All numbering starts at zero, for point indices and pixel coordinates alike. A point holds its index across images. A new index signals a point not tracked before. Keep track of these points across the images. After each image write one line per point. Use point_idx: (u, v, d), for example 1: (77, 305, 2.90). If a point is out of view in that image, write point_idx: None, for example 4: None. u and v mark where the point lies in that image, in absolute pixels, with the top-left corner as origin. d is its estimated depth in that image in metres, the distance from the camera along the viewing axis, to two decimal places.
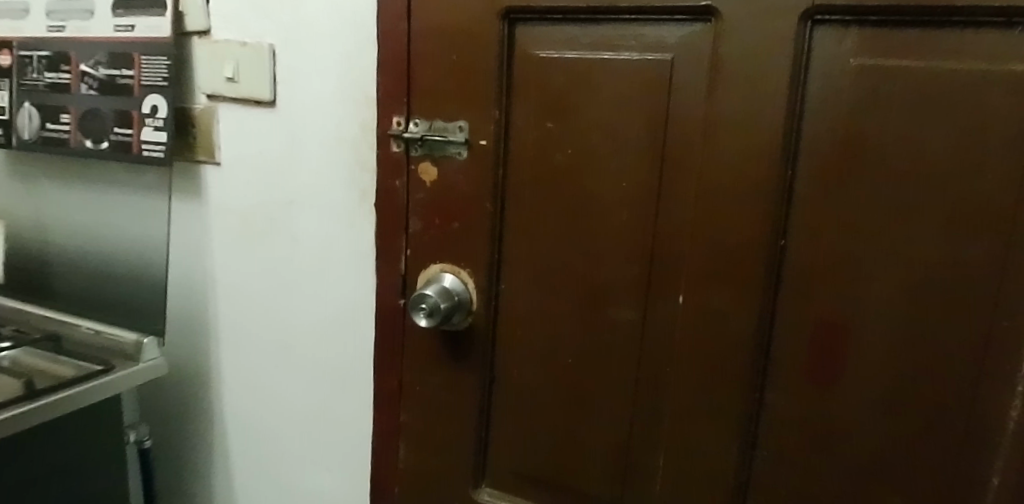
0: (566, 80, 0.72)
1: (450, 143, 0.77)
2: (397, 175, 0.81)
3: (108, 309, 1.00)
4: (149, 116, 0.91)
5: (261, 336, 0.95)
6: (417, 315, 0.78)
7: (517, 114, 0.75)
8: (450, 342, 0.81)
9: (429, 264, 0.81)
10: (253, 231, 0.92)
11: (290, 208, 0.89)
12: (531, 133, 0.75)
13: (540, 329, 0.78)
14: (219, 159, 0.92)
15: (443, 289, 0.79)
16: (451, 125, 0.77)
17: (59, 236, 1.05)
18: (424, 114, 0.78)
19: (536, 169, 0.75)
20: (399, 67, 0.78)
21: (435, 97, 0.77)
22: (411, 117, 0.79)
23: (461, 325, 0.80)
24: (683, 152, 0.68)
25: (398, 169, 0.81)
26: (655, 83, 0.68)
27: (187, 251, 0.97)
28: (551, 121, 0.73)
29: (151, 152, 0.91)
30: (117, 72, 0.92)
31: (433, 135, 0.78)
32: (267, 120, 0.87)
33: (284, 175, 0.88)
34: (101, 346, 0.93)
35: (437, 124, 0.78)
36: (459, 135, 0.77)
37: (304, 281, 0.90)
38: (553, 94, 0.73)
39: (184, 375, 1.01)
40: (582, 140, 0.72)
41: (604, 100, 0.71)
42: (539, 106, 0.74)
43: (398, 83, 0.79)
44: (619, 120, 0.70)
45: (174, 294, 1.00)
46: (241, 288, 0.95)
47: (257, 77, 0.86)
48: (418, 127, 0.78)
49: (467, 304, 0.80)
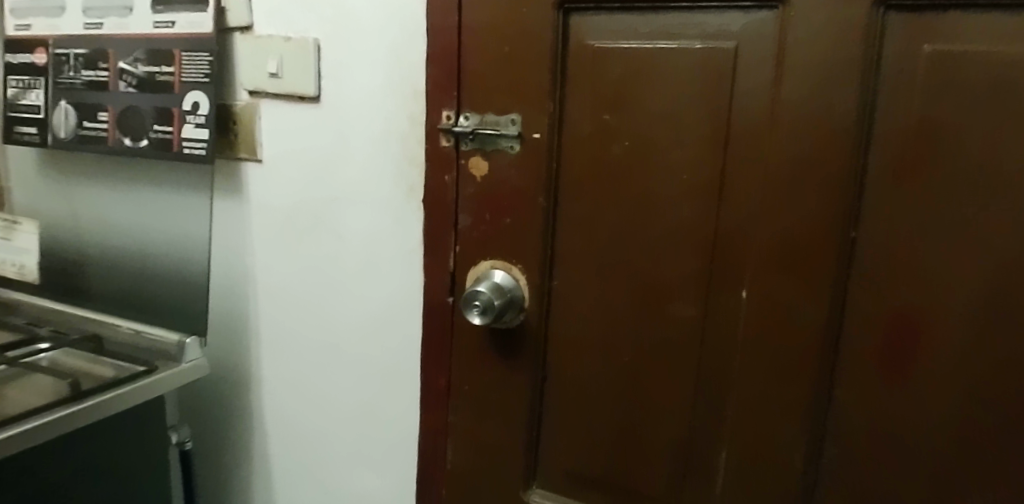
0: (623, 70, 0.70)
1: (502, 136, 0.75)
2: (447, 170, 0.79)
3: (146, 310, 0.99)
4: (190, 113, 0.89)
5: (304, 335, 0.94)
6: (470, 313, 0.75)
7: (572, 106, 0.73)
8: (501, 340, 0.79)
9: (479, 260, 0.79)
10: (296, 228, 0.91)
11: (335, 205, 0.87)
12: (586, 125, 0.73)
13: (595, 327, 0.76)
14: (262, 157, 0.90)
15: (495, 285, 0.76)
16: (503, 118, 0.75)
17: (97, 236, 1.04)
18: (474, 107, 0.76)
19: (591, 162, 0.73)
20: (447, 59, 0.76)
21: (486, 89, 0.75)
22: (461, 111, 0.77)
23: (513, 322, 0.78)
24: (747, 142, 0.66)
25: (446, 164, 0.79)
26: (718, 73, 0.66)
27: (227, 250, 0.96)
28: (608, 113, 0.71)
29: (191, 149, 0.90)
30: (157, 69, 0.91)
31: (485, 129, 0.75)
32: (311, 116, 0.86)
33: (330, 171, 0.87)
34: (141, 347, 0.92)
35: (488, 117, 0.75)
36: (512, 128, 0.75)
37: (349, 278, 0.89)
38: (609, 85, 0.71)
39: (223, 376, 1.00)
40: (641, 132, 0.70)
41: (663, 91, 0.68)
42: (594, 97, 0.72)
43: (447, 76, 0.77)
44: (679, 111, 0.68)
45: (215, 293, 0.99)
46: (284, 287, 0.93)
47: (301, 72, 0.84)
48: (469, 121, 0.76)
49: (519, 301, 0.77)
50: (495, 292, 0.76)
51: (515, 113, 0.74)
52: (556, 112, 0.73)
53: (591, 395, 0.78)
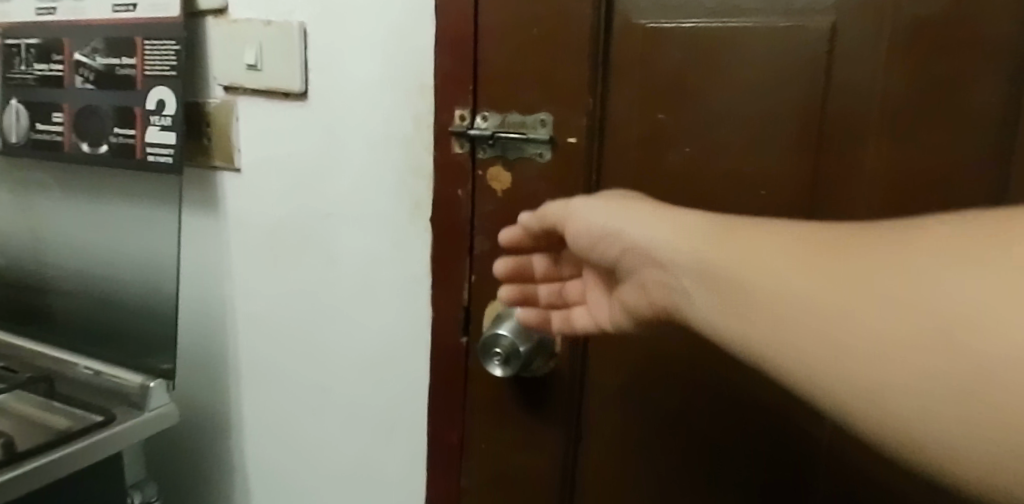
0: (682, 55, 0.54)
1: (529, 140, 0.60)
2: (460, 183, 0.64)
3: (110, 342, 0.85)
4: (155, 113, 0.75)
5: (292, 376, 0.79)
6: (489, 362, 0.60)
7: (615, 102, 0.58)
8: (526, 392, 0.64)
9: (501, 294, 0.64)
10: (280, 250, 0.76)
11: (326, 223, 0.73)
12: (634, 127, 0.57)
13: (641, 378, 0.60)
14: (240, 166, 0.76)
15: (521, 326, 0.59)
16: (531, 118, 0.60)
17: (58, 256, 0.90)
18: (494, 105, 0.61)
19: (640, 174, 0.57)
20: (461, 45, 0.61)
21: (509, 82, 0.60)
22: (478, 109, 0.62)
23: (543, 370, 0.62)
24: (849, 148, 0.50)
25: (459, 176, 0.64)
26: (812, 59, 0.50)
27: (201, 275, 0.82)
28: (663, 112, 0.55)
29: (156, 156, 0.75)
30: (117, 61, 0.77)
31: (508, 132, 0.60)
32: (297, 116, 0.71)
33: (319, 183, 0.72)
34: (99, 390, 0.78)
35: (511, 118, 0.60)
36: (541, 130, 0.59)
37: (342, 309, 0.74)
38: (665, 75, 0.55)
39: (199, 419, 0.86)
40: (707, 135, 0.54)
41: (736, 82, 0.52)
42: (645, 91, 0.56)
43: (461, 67, 0.62)
44: (759, 109, 0.52)
45: (188, 324, 0.84)
46: (266, 318, 0.79)
47: (284, 63, 0.70)
48: (486, 123, 0.62)
49: (551, 346, 0.62)
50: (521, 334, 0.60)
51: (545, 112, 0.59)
52: (597, 111, 0.58)
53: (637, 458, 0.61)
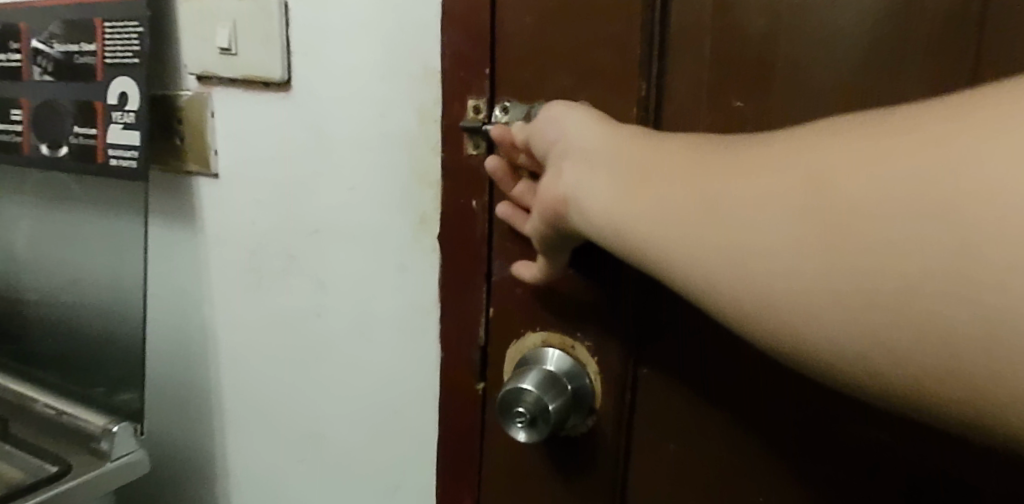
0: (771, 18, 0.38)
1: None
2: (474, 192, 0.50)
3: (81, 373, 0.74)
4: (116, 108, 0.63)
5: (279, 423, 0.67)
6: (509, 424, 0.44)
7: (673, 85, 0.42)
8: (558, 459, 0.50)
9: (524, 332, 0.50)
10: (263, 270, 0.64)
11: (313, 240, 0.60)
12: (700, 117, 0.41)
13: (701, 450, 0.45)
14: (216, 171, 0.64)
15: (548, 374, 0.46)
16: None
17: (28, 272, 0.80)
18: (515, 94, 0.47)
19: None
20: (473, 15, 0.47)
21: (534, 60, 0.45)
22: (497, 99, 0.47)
23: (579, 428, 0.47)
24: None
25: (473, 184, 0.50)
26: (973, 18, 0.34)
27: (178, 297, 0.70)
28: (741, 98, 0.39)
29: (120, 160, 0.64)
30: (76, 47, 0.65)
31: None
32: (278, 110, 0.59)
33: (304, 192, 0.59)
34: (59, 432, 0.67)
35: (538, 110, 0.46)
36: None
37: (332, 344, 0.61)
38: (749, 45, 0.39)
39: (179, 462, 0.74)
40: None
41: (854, 58, 0.36)
42: (716, 71, 0.40)
43: (473, 43, 0.48)
44: (886, 95, 0.36)
45: (166, 353, 0.73)
46: (250, 351, 0.67)
47: (263, 46, 0.57)
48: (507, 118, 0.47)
49: (590, 400, 0.47)
50: (550, 387, 0.45)
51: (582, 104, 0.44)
52: (650, 100, 0.42)
53: (735, 448, 0.43)
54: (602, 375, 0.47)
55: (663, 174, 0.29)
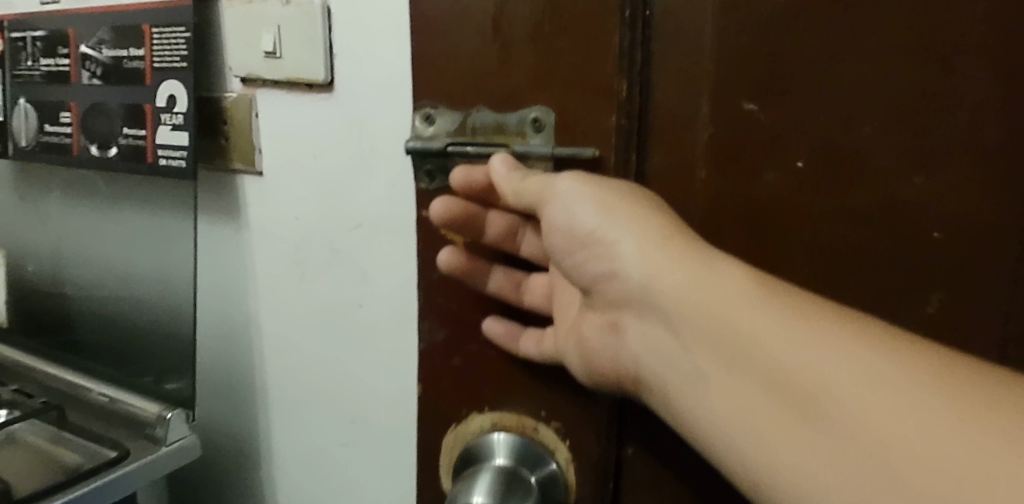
0: (826, 45, 0.36)
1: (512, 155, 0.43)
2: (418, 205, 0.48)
3: (131, 364, 0.78)
4: (165, 110, 0.66)
5: (327, 407, 0.70)
6: None
7: (666, 84, 0.40)
8: None
9: (471, 417, 0.49)
10: (308, 263, 0.67)
11: (356, 234, 0.62)
12: (699, 122, 0.40)
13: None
14: (261, 169, 0.67)
15: (504, 473, 0.45)
16: (506, 119, 0.43)
17: (77, 267, 0.84)
18: (455, 97, 0.45)
19: (721, 183, 0.40)
20: (432, 10, 0.44)
21: (489, 59, 0.43)
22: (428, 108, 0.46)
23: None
24: None
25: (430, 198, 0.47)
26: None
27: (224, 289, 0.73)
28: (754, 100, 0.38)
29: (168, 160, 0.67)
30: (124, 53, 0.68)
31: (472, 140, 0.44)
32: (321, 110, 0.61)
33: (346, 190, 0.61)
34: (114, 419, 0.71)
35: (472, 119, 0.44)
36: (531, 136, 0.43)
37: (375, 334, 0.64)
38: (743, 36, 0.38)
39: (227, 446, 0.78)
40: (796, 202, 0.38)
41: (897, 137, 0.35)
42: (727, 65, 0.38)
43: (438, 44, 0.44)
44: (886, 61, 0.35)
45: (213, 344, 0.76)
46: (294, 341, 0.70)
47: (304, 49, 0.59)
48: (441, 129, 0.45)
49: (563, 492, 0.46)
50: (512, 490, 0.44)
51: (523, 108, 0.43)
52: (636, 102, 0.41)
53: None
54: (574, 461, 0.46)
55: (747, 354, 0.30)
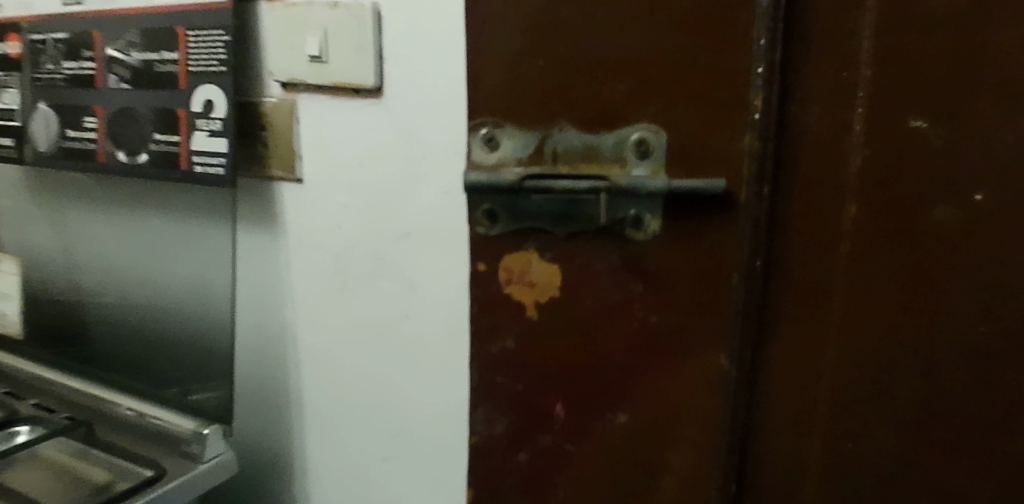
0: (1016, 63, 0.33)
1: (633, 208, 0.41)
2: (481, 258, 0.46)
3: (160, 377, 0.76)
4: (201, 116, 0.64)
5: (369, 422, 0.68)
6: None
7: (812, 101, 0.38)
8: None
9: None
10: (350, 273, 0.65)
11: (405, 244, 0.60)
12: (850, 140, 0.37)
13: None
14: (302, 177, 0.65)
15: None
16: (601, 142, 0.40)
17: (98, 276, 0.81)
18: (537, 118, 0.42)
19: (874, 209, 0.37)
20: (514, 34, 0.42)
21: (582, 76, 0.40)
22: (502, 134, 0.43)
23: None
24: None
25: (509, 236, 0.44)
26: None
27: (258, 300, 0.71)
28: (920, 117, 0.35)
29: (205, 167, 0.64)
30: (156, 56, 0.66)
31: (561, 169, 0.41)
32: (368, 116, 0.59)
33: (395, 199, 0.59)
34: (146, 435, 0.68)
35: (556, 142, 0.41)
36: (633, 163, 0.40)
37: (425, 347, 0.62)
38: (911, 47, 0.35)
39: (260, 460, 0.76)
40: (959, 237, 0.35)
41: None
42: (883, 76, 0.36)
43: (522, 59, 0.42)
44: None
45: (245, 356, 0.74)
46: (335, 354, 0.68)
47: (353, 53, 0.57)
48: (516, 155, 0.43)
49: None
50: None
51: (619, 130, 0.40)
52: (772, 118, 0.38)
53: None
54: None
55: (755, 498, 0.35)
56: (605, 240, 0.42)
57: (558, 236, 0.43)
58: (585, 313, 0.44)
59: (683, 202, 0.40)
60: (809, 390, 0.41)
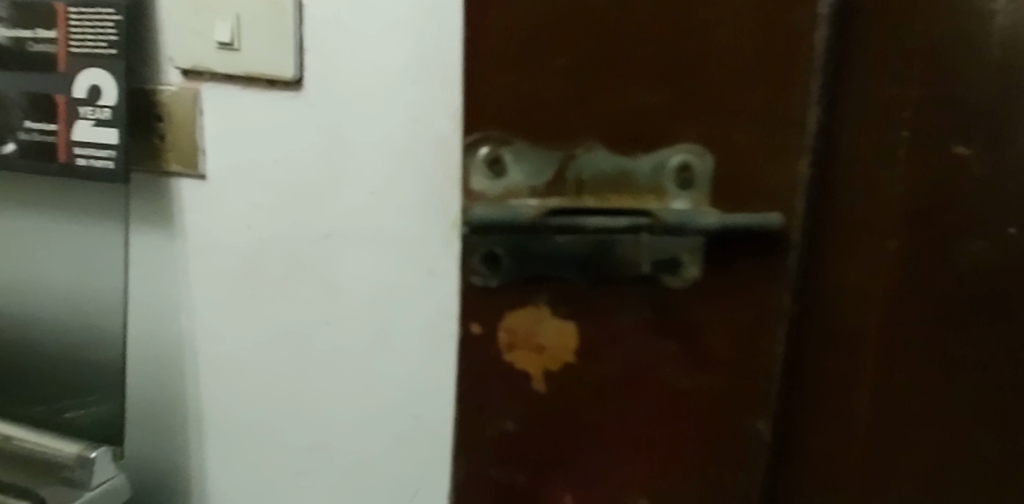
0: None
1: (671, 249, 0.31)
2: (471, 313, 0.34)
3: (34, 394, 0.67)
4: (85, 102, 0.57)
5: (281, 434, 0.64)
6: None
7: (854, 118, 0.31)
8: None
9: None
10: (260, 276, 0.61)
11: (325, 245, 0.57)
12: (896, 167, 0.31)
13: None
14: (206, 173, 0.60)
15: None
16: (634, 167, 0.31)
17: None
18: (556, 135, 0.31)
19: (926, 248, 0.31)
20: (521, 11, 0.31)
21: (616, 78, 0.30)
22: (511, 153, 0.31)
23: None
24: None
25: (506, 289, 0.33)
26: None
27: (153, 306, 0.65)
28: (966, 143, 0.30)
29: (88, 160, 0.58)
30: (29, 33, 0.58)
31: (590, 200, 0.31)
32: (286, 110, 0.56)
33: (315, 198, 0.57)
34: (15, 463, 0.60)
35: (582, 165, 0.31)
36: (674, 191, 0.31)
37: (345, 353, 0.60)
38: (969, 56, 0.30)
39: (154, 480, 0.70)
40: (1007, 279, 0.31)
41: None
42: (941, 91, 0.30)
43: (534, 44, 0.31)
44: None
45: (138, 367, 0.68)
46: (242, 363, 0.64)
47: (270, 42, 0.53)
48: (528, 181, 0.31)
49: None
50: None
51: (660, 152, 0.31)
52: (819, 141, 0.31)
53: None
54: None
55: None
56: (637, 290, 0.32)
57: (581, 287, 0.32)
58: (610, 382, 0.33)
59: (736, 243, 0.31)
60: (851, 451, 0.34)
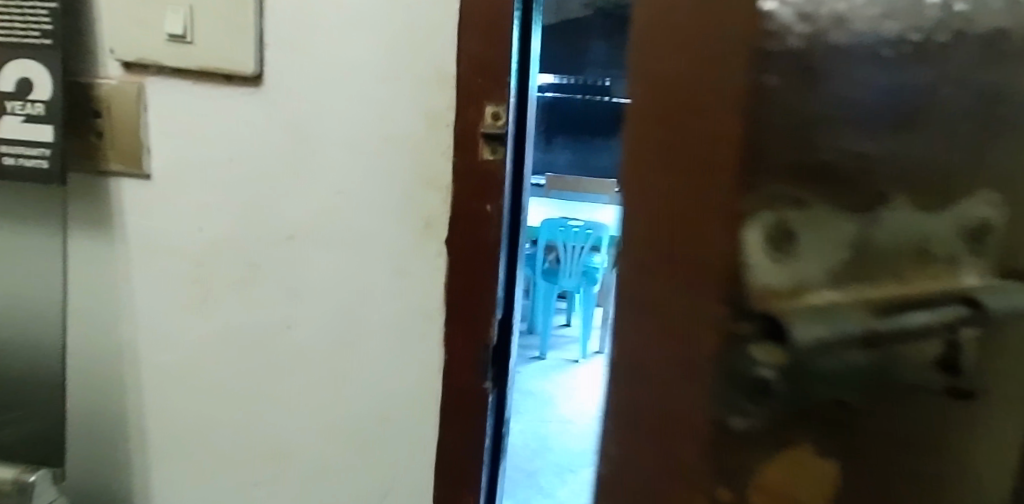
0: None
1: (947, 339, 0.26)
2: (686, 440, 0.23)
3: None
4: (14, 97, 0.53)
5: (237, 444, 0.61)
6: None
7: None
8: None
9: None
10: (214, 280, 0.58)
11: (287, 247, 0.56)
12: None
13: None
14: (150, 173, 0.56)
15: None
16: (875, 237, 0.24)
17: None
18: (818, 206, 0.23)
19: None
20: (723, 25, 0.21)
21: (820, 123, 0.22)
22: (795, 219, 0.23)
23: None
24: None
25: (771, 431, 0.24)
26: None
27: (93, 316, 0.61)
28: None
29: (16, 158, 0.53)
30: None
31: (894, 290, 0.25)
32: (243, 107, 0.53)
33: (276, 198, 0.55)
34: None
35: (881, 237, 0.24)
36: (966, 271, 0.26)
37: (308, 357, 0.58)
38: None
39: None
40: None
41: None
42: None
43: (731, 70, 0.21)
44: None
45: (73, 383, 0.63)
46: (193, 372, 0.60)
47: (227, 36, 0.51)
48: (785, 275, 0.23)
49: None
50: None
51: (829, 230, 0.24)
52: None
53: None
54: None
55: None
56: (925, 392, 0.26)
57: (851, 399, 0.25)
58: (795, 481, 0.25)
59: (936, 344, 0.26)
60: None
